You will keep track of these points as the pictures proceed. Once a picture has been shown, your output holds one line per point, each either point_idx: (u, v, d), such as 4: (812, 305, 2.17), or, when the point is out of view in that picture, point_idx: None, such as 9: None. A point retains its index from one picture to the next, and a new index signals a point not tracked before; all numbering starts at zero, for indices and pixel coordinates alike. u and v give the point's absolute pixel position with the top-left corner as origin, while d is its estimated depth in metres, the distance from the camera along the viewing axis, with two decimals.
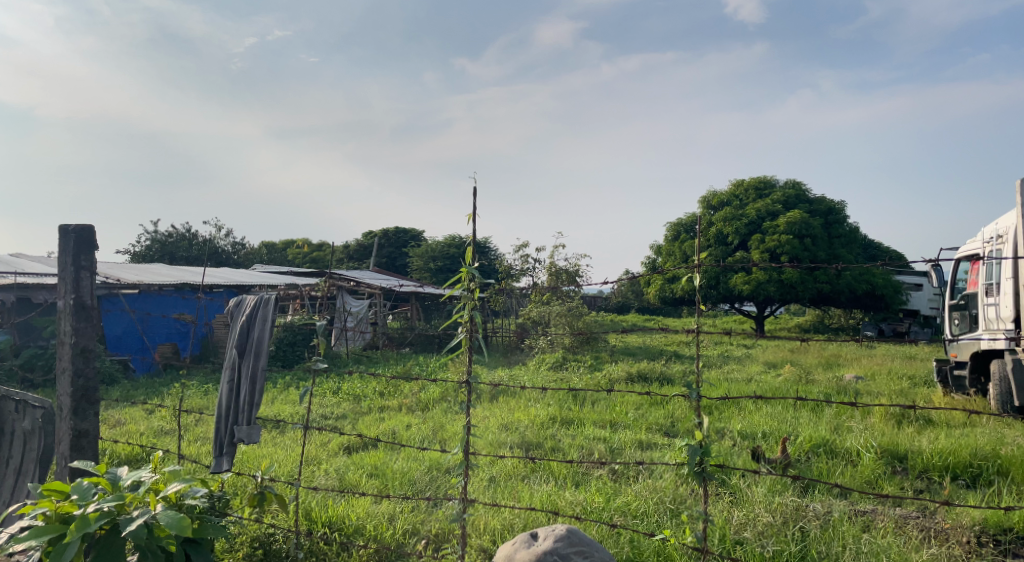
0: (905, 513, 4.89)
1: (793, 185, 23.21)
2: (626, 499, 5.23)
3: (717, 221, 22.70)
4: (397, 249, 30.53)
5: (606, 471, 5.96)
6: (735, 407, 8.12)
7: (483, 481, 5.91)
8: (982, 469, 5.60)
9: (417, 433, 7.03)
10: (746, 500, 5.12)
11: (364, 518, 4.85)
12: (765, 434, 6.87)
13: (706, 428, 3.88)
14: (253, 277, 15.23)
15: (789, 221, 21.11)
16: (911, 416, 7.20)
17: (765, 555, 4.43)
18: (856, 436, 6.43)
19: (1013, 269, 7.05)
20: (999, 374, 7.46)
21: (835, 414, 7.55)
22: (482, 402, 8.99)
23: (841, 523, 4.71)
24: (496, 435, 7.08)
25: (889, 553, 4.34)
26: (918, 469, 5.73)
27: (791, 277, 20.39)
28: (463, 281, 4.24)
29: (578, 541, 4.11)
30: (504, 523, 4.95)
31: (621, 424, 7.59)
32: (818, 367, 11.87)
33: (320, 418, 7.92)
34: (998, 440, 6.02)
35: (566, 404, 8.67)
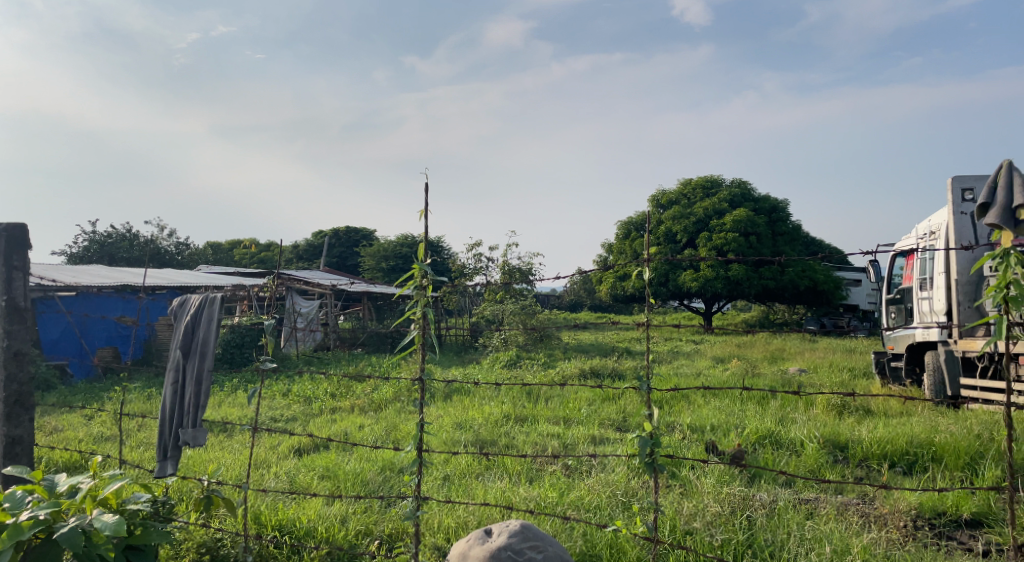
0: (846, 500, 5.06)
1: (739, 184, 23.72)
2: (579, 494, 5.29)
3: (666, 219, 23.05)
4: (348, 249, 30.19)
5: (560, 466, 6.01)
6: (683, 401, 8.28)
7: (437, 479, 5.90)
8: (918, 456, 5.83)
9: (369, 434, 6.97)
10: (695, 491, 5.22)
11: (315, 521, 4.79)
12: (714, 427, 7.01)
13: (655, 420, 3.95)
14: (197, 278, 14.88)
15: (735, 219, 21.58)
16: (851, 407, 7.45)
17: (714, 544, 4.52)
18: (801, 427, 6.63)
19: (946, 263, 7.35)
20: (933, 364, 7.76)
21: (780, 405, 7.75)
22: (436, 401, 8.97)
23: (785, 512, 4.85)
24: (450, 434, 7.07)
25: (831, 539, 4.48)
26: (859, 457, 5.94)
27: (738, 274, 20.82)
28: (415, 278, 4.23)
29: (533, 535, 4.13)
30: (458, 520, 4.94)
31: (574, 420, 7.66)
32: (764, 361, 12.18)
33: (270, 420, 7.78)
34: (933, 427, 6.26)
35: (520, 401, 8.71)
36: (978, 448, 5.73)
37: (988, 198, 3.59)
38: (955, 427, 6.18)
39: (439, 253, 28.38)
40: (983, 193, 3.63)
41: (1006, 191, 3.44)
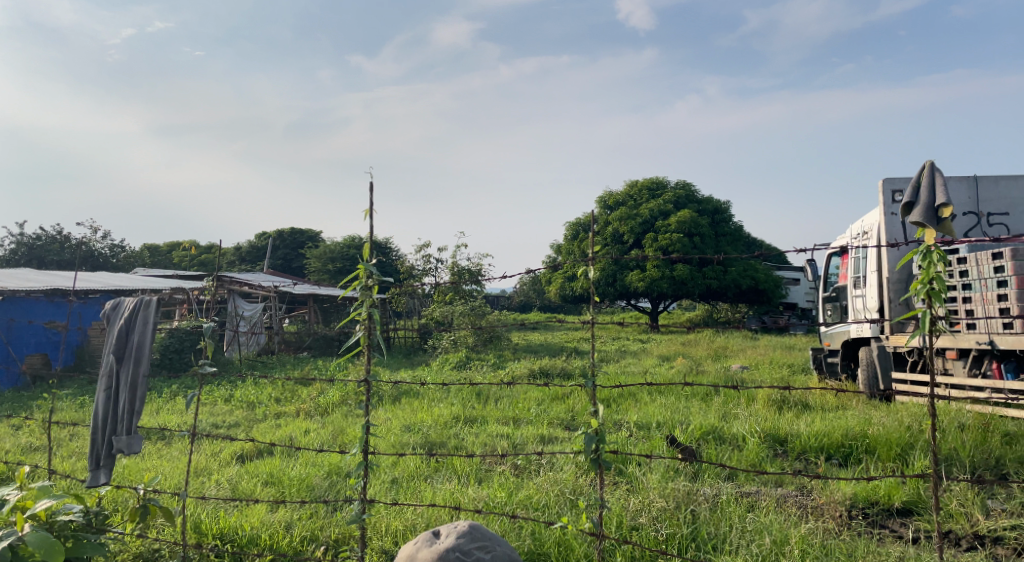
0: (785, 492, 5.20)
1: (683, 185, 24.18)
2: (528, 493, 5.31)
3: (613, 220, 23.33)
4: (293, 251, 29.68)
5: (509, 466, 6.03)
6: (630, 398, 8.39)
7: (384, 482, 5.85)
8: (852, 448, 6.04)
9: (315, 438, 6.87)
10: (641, 487, 5.30)
11: (258, 528, 4.70)
12: (660, 424, 7.12)
13: (601, 417, 4.00)
14: (134, 281, 14.41)
15: (680, 220, 22.00)
16: (790, 402, 7.67)
17: (659, 539, 4.60)
18: (742, 422, 6.79)
19: (878, 262, 7.63)
20: (866, 359, 8.04)
21: (723, 402, 7.92)
22: (384, 403, 8.89)
23: (727, 505, 4.97)
24: (399, 437, 7.02)
25: (771, 530, 4.60)
26: (797, 450, 6.12)
27: (683, 274, 21.16)
28: (360, 278, 4.18)
29: (480, 536, 4.14)
30: (406, 523, 4.90)
31: (523, 420, 7.69)
32: (708, 359, 12.44)
33: (211, 426, 7.60)
34: (866, 421, 6.49)
35: (470, 402, 8.69)
36: (908, 440, 5.95)
37: (912, 197, 3.74)
38: (887, 420, 6.42)
39: (387, 254, 28.12)
40: (908, 192, 3.78)
41: (929, 189, 3.59)
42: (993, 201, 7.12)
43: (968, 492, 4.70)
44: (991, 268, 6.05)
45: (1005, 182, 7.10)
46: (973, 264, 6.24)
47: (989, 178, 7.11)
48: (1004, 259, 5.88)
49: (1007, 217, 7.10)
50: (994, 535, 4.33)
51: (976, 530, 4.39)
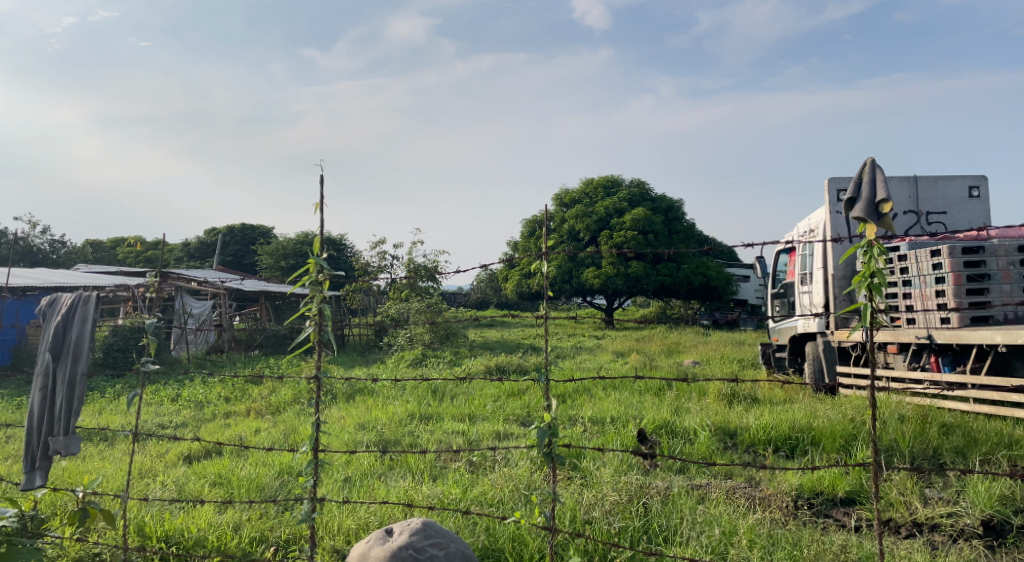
0: (734, 484, 5.30)
1: (637, 183, 24.46)
2: (482, 489, 5.31)
3: (569, 218, 23.44)
4: (243, 247, 29.09)
5: (464, 463, 6.02)
6: (585, 394, 8.45)
7: (336, 481, 5.78)
8: (799, 440, 6.19)
9: (266, 438, 6.75)
10: (595, 482, 5.34)
11: (205, 530, 4.60)
12: (614, 419, 7.18)
13: (555, 411, 4.01)
14: (75, 278, 13.93)
15: (634, 218, 22.23)
16: (740, 396, 7.81)
17: (612, 532, 4.64)
18: (694, 416, 6.91)
19: (824, 259, 7.84)
20: (812, 353, 8.23)
21: (675, 396, 8.03)
22: (337, 402, 8.77)
23: (679, 497, 5.05)
24: (352, 435, 6.95)
25: (720, 520, 4.69)
26: (746, 443, 6.25)
27: (638, 271, 21.61)
28: (310, 273, 4.11)
29: (434, 533, 4.13)
30: (358, 522, 4.84)
31: (479, 417, 7.69)
32: (661, 354, 12.61)
33: (157, 427, 7.40)
34: (812, 413, 6.66)
35: (425, 400, 8.63)
36: (851, 432, 6.12)
37: (854, 193, 3.86)
38: (831, 413, 6.59)
39: (341, 251, 27.76)
40: (850, 189, 3.89)
41: (870, 186, 3.70)
42: (932, 201, 7.37)
43: (907, 482, 4.86)
44: (929, 265, 6.25)
45: (942, 182, 7.36)
46: (913, 262, 6.45)
47: (927, 178, 7.37)
48: (942, 256, 6.08)
49: (944, 216, 7.36)
50: (931, 523, 4.48)
51: (914, 517, 4.53)
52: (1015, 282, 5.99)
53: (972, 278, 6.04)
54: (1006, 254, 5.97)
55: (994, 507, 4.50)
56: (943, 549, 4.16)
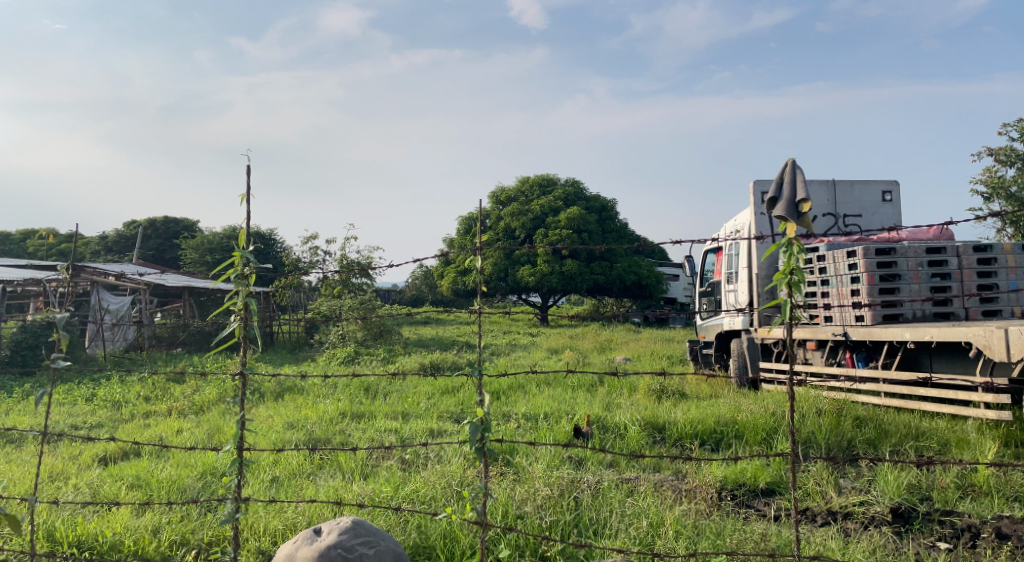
0: (662, 477, 5.42)
1: (572, 183, 24.74)
2: (414, 487, 5.26)
3: (505, 215, 23.46)
4: (166, 241, 28.05)
5: (397, 461, 5.96)
6: (518, 391, 8.48)
7: (263, 481, 5.63)
8: (724, 434, 6.38)
9: (188, 438, 6.53)
10: (527, 477, 5.38)
11: (121, 534, 4.44)
12: (547, 415, 7.24)
13: (487, 406, 4.01)
14: None
15: (569, 217, 22.45)
16: (668, 391, 7.99)
17: (543, 526, 4.68)
18: (624, 412, 7.04)
19: (748, 259, 8.11)
20: (737, 350, 8.51)
21: (607, 393, 8.15)
22: (265, 400, 8.55)
23: (609, 491, 5.14)
24: (280, 434, 6.81)
25: (648, 512, 4.79)
26: (674, 437, 6.39)
27: (572, 269, 21.90)
28: (236, 267, 3.98)
29: (364, 531, 4.08)
30: (285, 522, 4.73)
31: (412, 415, 7.62)
32: (593, 351, 12.79)
33: (70, 428, 7.07)
34: (736, 408, 6.87)
35: (357, 398, 8.51)
36: (773, 425, 6.35)
37: (775, 193, 3.98)
38: (754, 407, 6.81)
39: (270, 246, 27.09)
40: (772, 189, 4.00)
41: (791, 186, 3.82)
42: (849, 204, 7.70)
43: (823, 472, 5.07)
44: (846, 265, 6.54)
45: (858, 187, 7.71)
46: (832, 262, 6.74)
47: (845, 183, 7.70)
48: (857, 257, 6.36)
49: (860, 218, 7.71)
50: (844, 511, 4.66)
51: (830, 507, 4.71)
52: (924, 281, 6.28)
53: (885, 278, 6.34)
54: (916, 254, 6.27)
55: (902, 496, 4.73)
56: (855, 536, 4.33)
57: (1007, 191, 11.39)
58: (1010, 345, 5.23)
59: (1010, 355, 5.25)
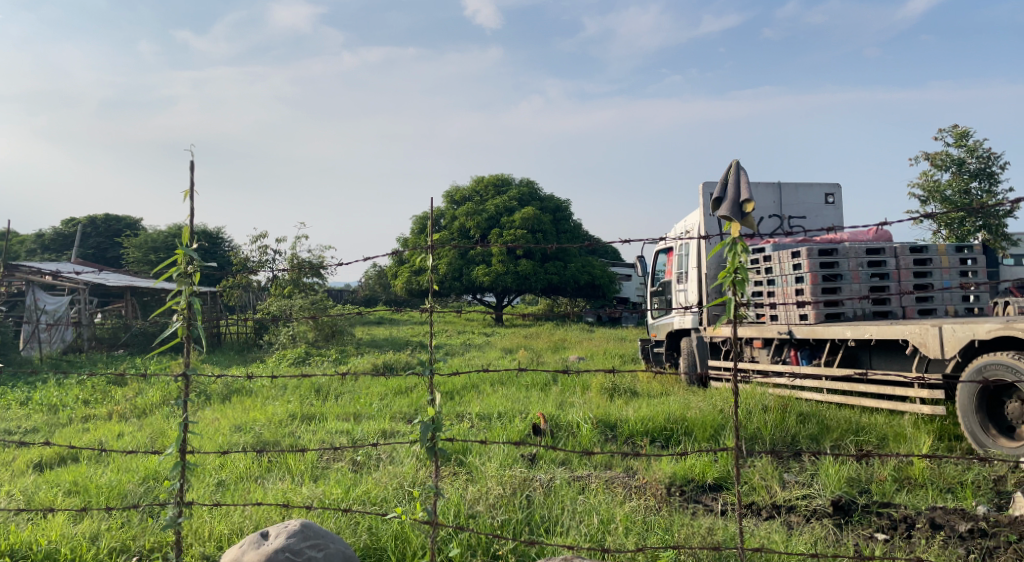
0: (613, 474, 5.48)
1: (527, 183, 24.84)
2: (365, 488, 5.20)
3: (459, 215, 23.39)
4: (107, 240, 27.20)
5: (347, 463, 5.89)
6: (472, 390, 8.47)
7: (208, 485, 5.50)
8: (673, 431, 6.47)
9: (130, 442, 6.35)
10: (479, 476, 5.38)
11: (57, 541, 4.28)
12: (500, 414, 7.24)
13: (438, 405, 3.98)
14: None
15: (523, 217, 22.53)
16: (620, 389, 8.07)
17: (494, 525, 4.69)
18: (576, 410, 7.09)
19: (698, 259, 8.27)
20: (687, 348, 8.65)
21: (560, 391, 8.20)
22: (212, 403, 8.35)
23: (560, 488, 5.17)
24: (227, 437, 6.67)
25: (598, 509, 4.84)
26: (625, 434, 6.46)
27: (526, 269, 21.99)
28: (179, 264, 3.87)
29: (313, 534, 4.02)
30: (231, 527, 4.63)
31: (364, 416, 7.54)
32: (547, 351, 12.84)
33: (4, 433, 6.81)
34: (685, 405, 6.98)
35: (307, 399, 8.39)
36: (720, 422, 6.47)
37: (720, 193, 4.02)
38: (702, 405, 6.93)
39: (217, 244, 26.52)
40: (717, 190, 4.05)
41: (735, 186, 3.87)
42: (794, 205, 7.89)
43: (768, 467, 5.19)
44: (791, 265, 6.70)
45: (802, 190, 7.92)
46: (777, 262, 6.91)
47: (790, 185, 7.90)
48: (801, 257, 6.53)
49: (804, 220, 7.91)
50: (788, 504, 4.78)
51: (774, 501, 4.82)
52: (863, 281, 6.48)
53: (827, 278, 6.51)
54: (856, 255, 6.46)
55: (842, 489, 4.87)
56: (798, 529, 4.43)
57: (942, 195, 11.82)
58: (945, 343, 5.44)
59: (945, 352, 5.46)
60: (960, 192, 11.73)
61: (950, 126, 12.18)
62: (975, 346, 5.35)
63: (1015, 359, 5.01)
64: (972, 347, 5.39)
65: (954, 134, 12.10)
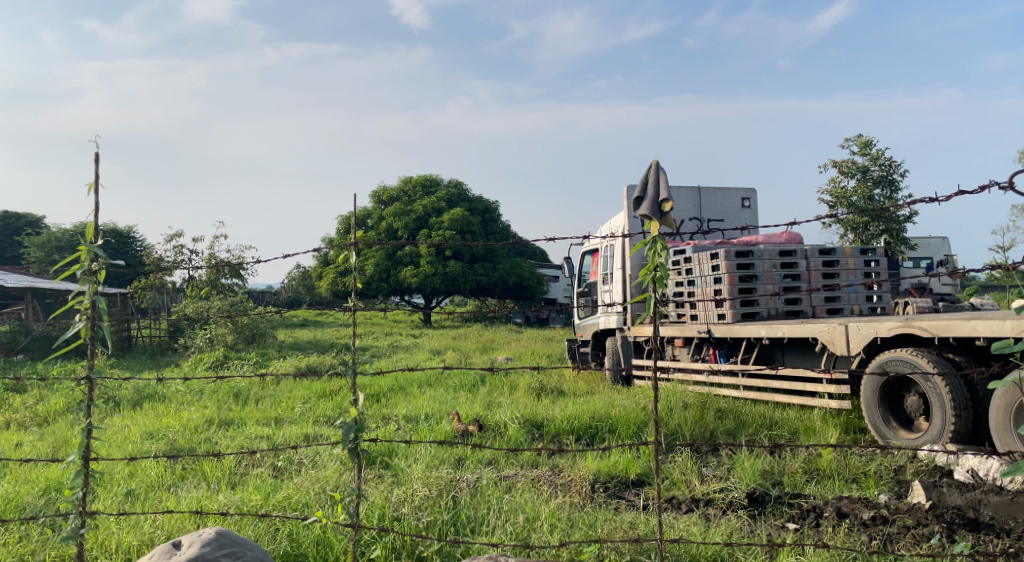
0: (539, 473, 5.50)
1: (455, 184, 24.79)
2: (286, 494, 5.06)
3: (387, 215, 23.13)
4: (5, 238, 25.67)
5: (268, 469, 5.72)
6: (399, 392, 8.37)
7: (117, 495, 5.25)
8: (598, 428, 6.57)
9: (29, 452, 6.00)
10: (405, 478, 5.32)
11: None
12: (428, 416, 7.19)
13: (361, 405, 3.90)
14: None
15: (452, 218, 22.49)
16: (547, 389, 8.13)
17: (419, 527, 4.63)
18: (503, 410, 7.10)
19: (622, 260, 8.44)
20: (612, 347, 8.80)
21: (488, 392, 8.20)
22: (123, 410, 7.97)
23: (487, 488, 5.17)
24: (139, 445, 6.39)
25: (524, 507, 4.86)
26: (552, 433, 6.52)
27: (455, 270, 21.93)
28: (82, 262, 3.67)
29: (229, 542, 3.87)
30: (141, 538, 4.42)
31: (286, 420, 7.36)
32: (475, 352, 12.84)
33: None
34: (610, 403, 7.10)
35: (226, 404, 8.11)
36: (643, 419, 6.60)
37: (640, 193, 4.04)
38: (626, 403, 7.07)
39: (128, 244, 25.41)
40: (637, 189, 4.07)
41: (654, 187, 3.93)
42: (712, 209, 8.14)
43: (688, 463, 5.33)
44: (710, 267, 6.91)
45: (719, 194, 8.18)
46: (697, 264, 7.11)
47: (709, 190, 8.15)
48: (719, 259, 6.73)
49: (722, 223, 8.17)
50: (706, 498, 4.90)
51: (694, 495, 4.94)
52: (777, 281, 6.73)
53: (744, 279, 6.73)
54: (770, 257, 6.71)
55: (757, 482, 5.04)
56: (715, 521, 4.54)
57: (849, 201, 12.42)
58: (850, 340, 5.71)
59: (850, 349, 5.73)
60: (865, 198, 12.34)
61: (855, 135, 12.81)
62: (878, 343, 5.64)
63: (913, 355, 5.30)
64: (876, 344, 5.68)
65: (859, 144, 12.73)
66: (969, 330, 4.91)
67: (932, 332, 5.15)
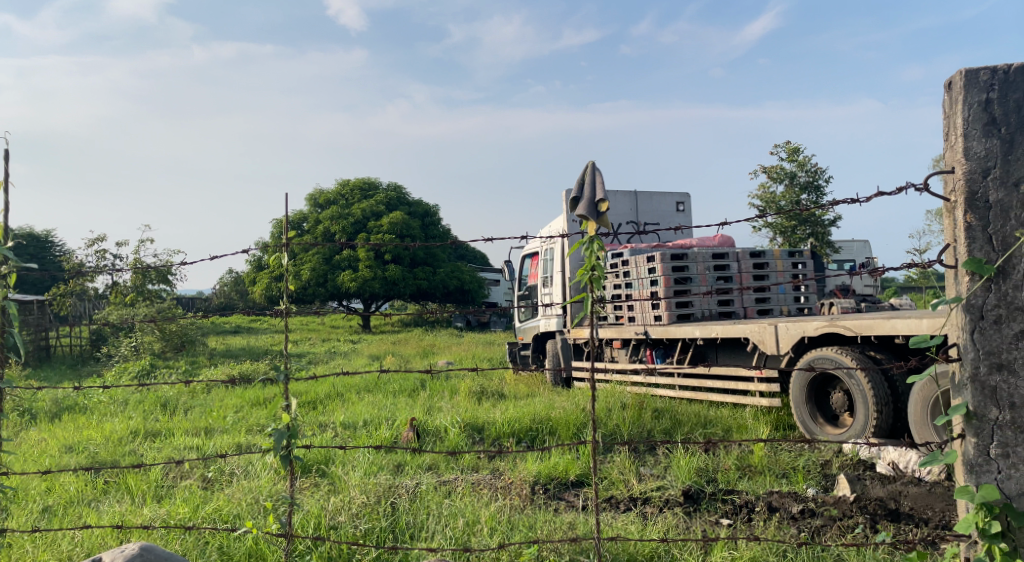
0: (478, 476, 5.47)
1: (394, 187, 24.54)
2: (215, 505, 4.89)
3: (324, 219, 22.71)
4: None
5: (197, 480, 5.52)
6: (337, 399, 8.20)
7: (32, 511, 4.98)
8: (538, 430, 6.57)
9: None
10: (342, 486, 5.21)
11: None
12: (366, 422, 7.06)
13: (295, 411, 3.78)
14: None
15: (391, 221, 22.29)
16: (488, 392, 8.10)
17: (357, 534, 4.54)
18: (444, 415, 7.04)
19: (561, 263, 8.49)
20: (552, 349, 8.82)
21: (428, 396, 8.12)
22: (40, 423, 7.57)
23: (427, 493, 5.11)
24: (57, 459, 6.08)
25: (464, 510, 4.82)
26: (493, 436, 6.50)
27: (394, 275, 21.71)
28: None
29: (154, 557, 3.70)
30: (58, 555, 4.21)
31: (218, 429, 7.12)
32: (415, 356, 12.71)
33: None
34: (549, 405, 7.12)
35: (153, 415, 7.80)
36: (582, 420, 6.64)
37: (577, 193, 4.05)
38: (566, 404, 7.10)
39: (46, 248, 24.25)
40: (574, 190, 4.07)
41: (591, 188, 3.93)
42: (648, 213, 8.27)
43: (626, 463, 5.38)
44: (646, 269, 7.00)
45: (655, 198, 8.32)
46: (634, 267, 7.21)
47: (644, 194, 8.28)
48: (655, 262, 6.83)
49: (658, 226, 8.31)
50: (643, 497, 4.96)
51: (631, 494, 4.99)
52: (710, 283, 6.87)
53: (679, 281, 6.85)
54: (704, 260, 6.85)
55: (692, 479, 5.11)
56: (652, 519, 4.60)
57: (778, 205, 12.82)
58: (780, 340, 5.88)
59: (780, 348, 5.90)
60: (793, 203, 12.75)
61: (784, 142, 13.23)
62: (805, 342, 5.82)
63: (838, 353, 5.49)
64: (804, 343, 5.86)
65: (787, 150, 13.15)
66: (889, 329, 5.11)
67: (855, 331, 5.35)
